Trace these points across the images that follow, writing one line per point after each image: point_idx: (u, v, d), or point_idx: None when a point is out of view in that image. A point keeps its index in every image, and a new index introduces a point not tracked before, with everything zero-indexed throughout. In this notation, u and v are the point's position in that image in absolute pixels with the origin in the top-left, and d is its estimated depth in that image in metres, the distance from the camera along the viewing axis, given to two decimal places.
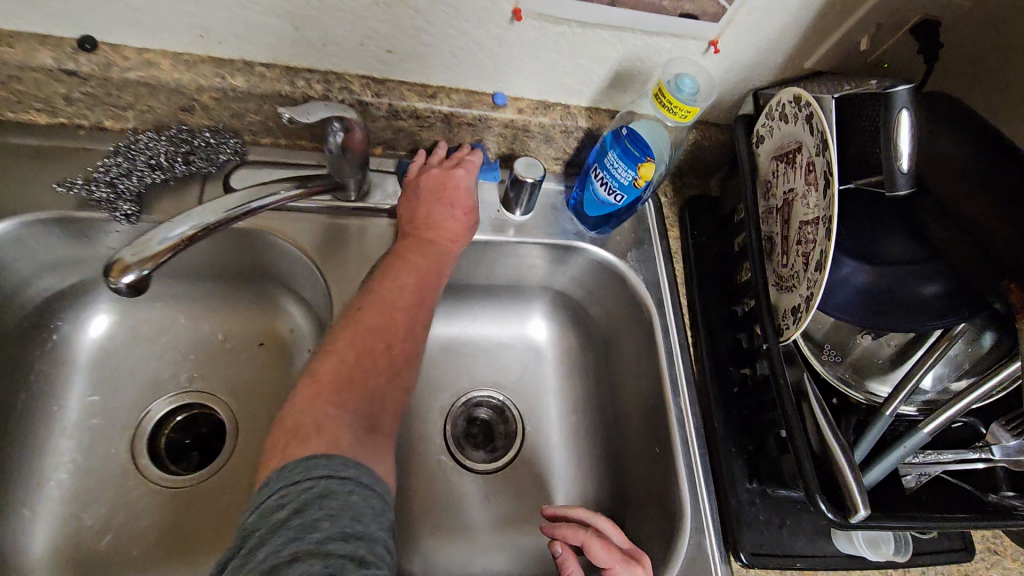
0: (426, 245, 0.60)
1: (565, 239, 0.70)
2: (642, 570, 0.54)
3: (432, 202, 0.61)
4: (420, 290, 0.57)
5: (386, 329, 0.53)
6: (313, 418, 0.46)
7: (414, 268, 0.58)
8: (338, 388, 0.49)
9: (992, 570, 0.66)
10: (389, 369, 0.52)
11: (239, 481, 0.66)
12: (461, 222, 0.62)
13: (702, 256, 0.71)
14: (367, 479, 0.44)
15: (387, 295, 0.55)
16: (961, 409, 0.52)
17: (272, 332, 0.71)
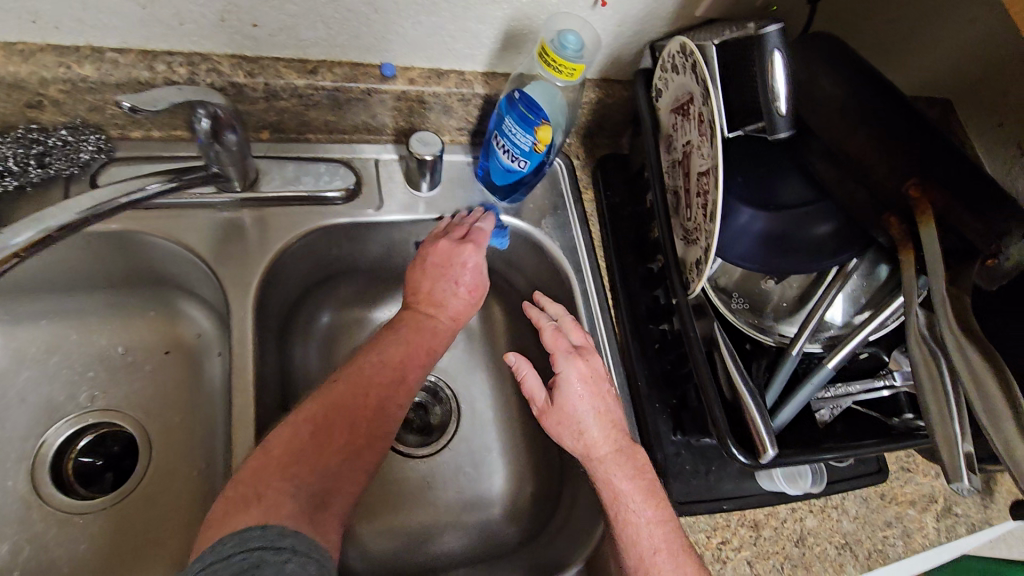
0: (421, 320, 0.60)
1: (477, 211, 0.68)
2: (582, 363, 0.58)
3: (432, 271, 0.62)
4: (403, 370, 0.55)
5: (358, 408, 0.51)
6: (259, 489, 0.45)
7: (399, 341, 0.57)
8: (293, 460, 0.47)
9: (905, 487, 0.71)
10: (350, 450, 0.50)
11: (157, 496, 0.62)
12: (464, 300, 0.62)
13: (616, 217, 0.71)
14: (303, 548, 0.42)
15: (367, 369, 0.54)
16: (859, 341, 0.54)
17: (176, 338, 0.67)
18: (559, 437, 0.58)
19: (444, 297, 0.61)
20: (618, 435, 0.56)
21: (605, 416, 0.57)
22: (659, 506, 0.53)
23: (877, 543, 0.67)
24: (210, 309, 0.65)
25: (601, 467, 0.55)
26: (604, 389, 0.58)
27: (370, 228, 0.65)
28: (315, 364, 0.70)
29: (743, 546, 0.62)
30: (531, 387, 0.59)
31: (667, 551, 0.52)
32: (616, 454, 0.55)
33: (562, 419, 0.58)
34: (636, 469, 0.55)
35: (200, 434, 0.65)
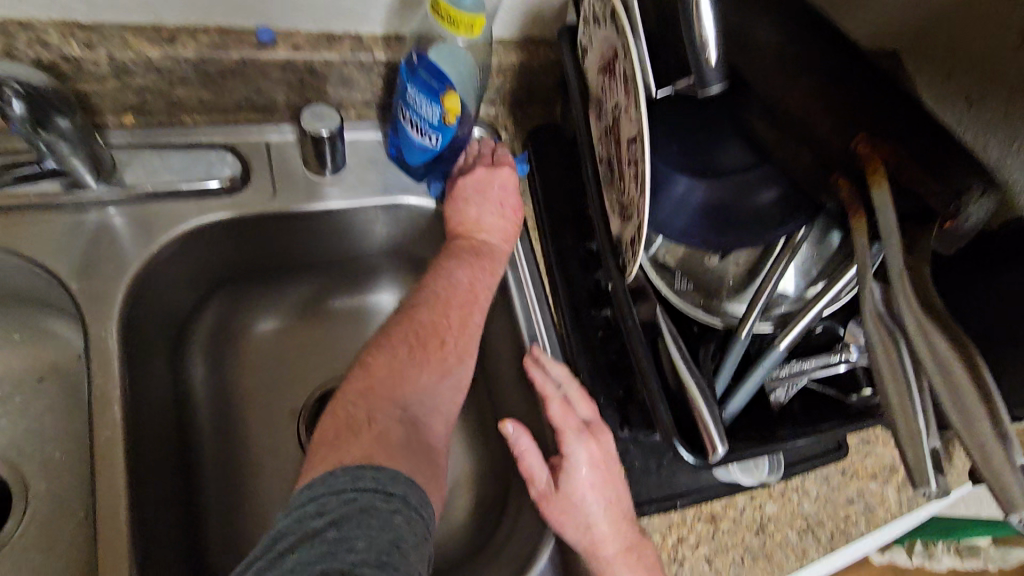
0: (478, 247, 0.57)
1: (391, 195, 0.60)
2: (595, 444, 0.53)
3: (472, 198, 0.57)
4: (477, 287, 0.54)
5: (443, 330, 0.51)
6: (365, 417, 0.43)
7: (463, 263, 0.55)
8: (394, 381, 0.47)
9: (866, 460, 0.68)
10: (440, 366, 0.50)
11: (35, 549, 0.54)
12: (510, 220, 0.58)
13: (550, 195, 0.64)
14: (413, 498, 0.39)
15: (440, 295, 0.53)
16: (813, 317, 0.49)
17: (52, 363, 0.58)
18: (563, 530, 0.52)
19: (492, 224, 0.57)
20: (631, 534, 0.51)
21: (617, 507, 0.51)
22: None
23: (839, 522, 0.64)
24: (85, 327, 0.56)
25: (608, 568, 0.50)
26: (617, 477, 0.52)
27: (267, 220, 0.57)
28: (219, 379, 0.61)
29: (700, 542, 0.58)
30: (531, 467, 0.53)
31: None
32: (626, 555, 0.50)
33: (567, 509, 0.52)
34: (646, 570, 0.50)
35: (84, 473, 0.56)
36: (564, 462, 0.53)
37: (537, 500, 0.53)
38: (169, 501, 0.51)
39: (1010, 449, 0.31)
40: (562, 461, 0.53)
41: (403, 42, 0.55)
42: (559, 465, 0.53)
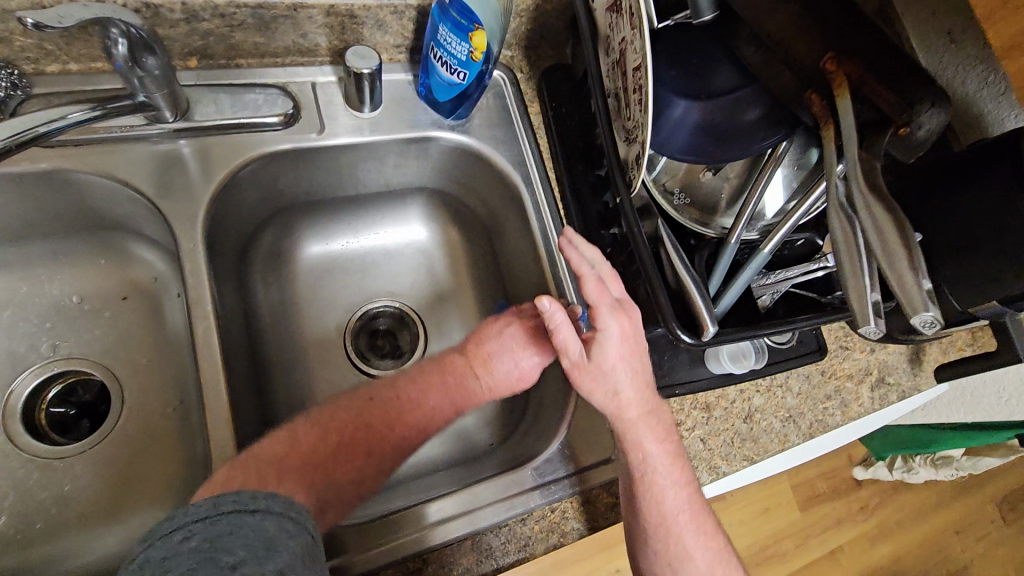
0: (467, 377, 0.60)
1: (422, 129, 0.67)
2: (625, 318, 0.55)
3: (502, 337, 0.62)
4: (433, 416, 0.58)
5: (381, 435, 0.54)
6: (276, 474, 0.48)
7: (442, 389, 0.59)
8: (311, 469, 0.50)
9: (844, 363, 0.77)
10: (358, 471, 0.52)
11: (133, 436, 0.64)
12: (513, 382, 0.62)
13: (562, 127, 0.71)
14: (277, 507, 0.42)
15: (404, 402, 0.57)
16: (792, 223, 0.57)
17: (132, 282, 0.66)
18: (590, 395, 0.56)
19: (494, 359, 0.61)
20: (650, 400, 0.57)
21: (640, 375, 0.56)
22: (682, 471, 0.58)
23: (817, 414, 0.73)
24: (160, 248, 0.64)
25: (632, 431, 0.56)
26: (643, 348, 0.56)
27: (314, 154, 0.64)
28: (276, 296, 0.70)
29: (696, 425, 0.67)
30: (565, 339, 0.54)
31: (686, 510, 0.57)
32: (647, 418, 0.56)
33: (597, 377, 0.54)
34: (664, 431, 0.57)
35: (167, 375, 0.65)
36: (597, 335, 0.54)
37: (567, 370, 0.55)
38: (245, 392, 0.60)
39: (920, 275, 0.40)
40: (594, 334, 0.54)
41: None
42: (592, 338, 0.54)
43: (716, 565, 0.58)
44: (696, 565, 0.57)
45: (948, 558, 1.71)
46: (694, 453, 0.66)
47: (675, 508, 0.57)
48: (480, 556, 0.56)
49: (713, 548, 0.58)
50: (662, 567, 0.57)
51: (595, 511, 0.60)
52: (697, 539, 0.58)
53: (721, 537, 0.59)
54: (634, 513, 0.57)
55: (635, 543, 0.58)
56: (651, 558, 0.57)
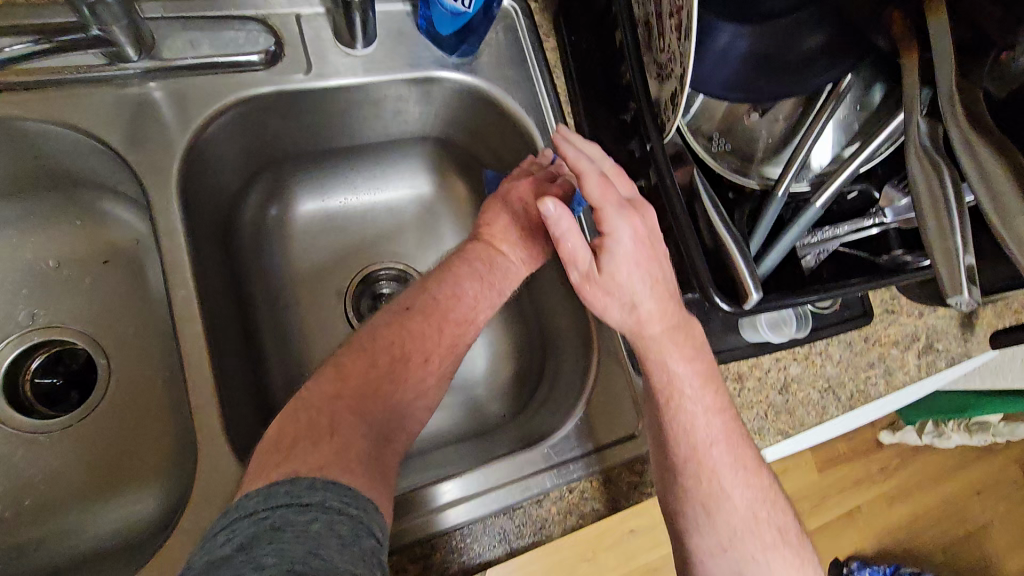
0: (495, 260, 0.56)
1: (424, 68, 0.59)
2: (637, 218, 0.48)
3: (520, 212, 0.57)
4: (477, 300, 0.53)
5: (430, 347, 0.49)
6: (326, 421, 0.43)
7: (476, 276, 0.54)
8: (366, 389, 0.45)
9: (889, 329, 0.70)
10: (411, 386, 0.48)
11: (122, 411, 0.59)
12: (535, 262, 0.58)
13: (581, 65, 0.63)
14: (334, 504, 0.37)
15: (441, 301, 0.51)
16: (851, 172, 0.49)
17: (112, 245, 0.61)
18: (604, 312, 0.50)
19: (522, 241, 0.57)
20: (676, 313, 0.50)
21: (661, 285, 0.49)
22: (716, 394, 0.52)
23: (859, 384, 0.67)
24: (138, 207, 0.59)
25: (655, 347, 0.51)
26: (660, 251, 0.49)
27: (302, 97, 0.57)
28: (269, 259, 0.65)
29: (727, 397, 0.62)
30: (571, 250, 0.47)
31: (722, 440, 0.52)
32: (673, 334, 0.51)
33: (610, 289, 0.48)
34: (692, 349, 0.52)
35: (155, 345, 0.61)
36: (605, 240, 0.47)
37: (577, 284, 0.49)
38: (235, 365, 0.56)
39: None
40: (602, 239, 0.48)
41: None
42: (600, 244, 0.47)
43: (757, 506, 0.52)
44: (734, 504, 0.52)
45: (967, 518, 1.68)
46: None
47: (709, 438, 0.52)
48: (494, 540, 0.52)
49: (753, 487, 0.52)
50: (693, 509, 0.51)
51: (617, 490, 0.56)
52: (735, 474, 0.52)
53: (763, 474, 0.53)
54: (661, 447, 0.53)
55: (660, 483, 0.53)
56: (681, 502, 0.52)
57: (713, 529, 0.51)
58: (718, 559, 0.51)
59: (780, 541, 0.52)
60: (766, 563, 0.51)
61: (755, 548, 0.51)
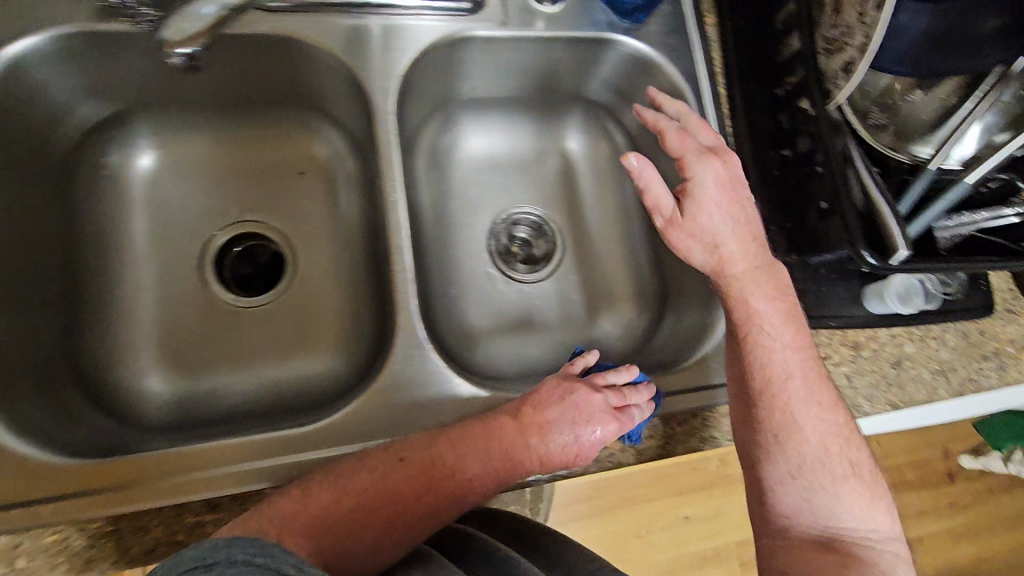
0: (520, 444, 0.51)
1: (598, 31, 0.66)
2: (715, 164, 0.61)
3: (556, 407, 0.53)
4: (478, 475, 0.51)
5: (406, 502, 0.49)
6: (277, 528, 0.45)
7: (486, 454, 0.51)
8: (316, 527, 0.46)
9: (1008, 327, 0.71)
10: (377, 533, 0.48)
11: (304, 300, 0.68)
12: (572, 458, 0.53)
13: (740, 38, 0.68)
14: (244, 554, 0.33)
15: (439, 463, 0.50)
16: (1003, 156, 0.51)
17: (311, 159, 0.71)
18: (687, 251, 0.62)
19: (553, 426, 0.52)
20: (753, 254, 0.61)
21: (740, 225, 0.61)
22: (796, 332, 0.59)
23: (972, 373, 0.69)
24: (342, 128, 0.69)
25: (736, 284, 0.60)
26: (740, 194, 0.61)
27: (489, 44, 0.65)
28: (433, 188, 0.74)
29: (842, 361, 0.66)
30: (656, 196, 0.61)
31: (799, 375, 0.58)
32: (751, 271, 0.60)
33: (691, 229, 0.61)
34: (773, 289, 0.60)
35: (339, 248, 0.70)
36: (686, 185, 0.61)
37: (663, 228, 0.62)
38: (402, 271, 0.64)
39: None
40: (684, 184, 0.62)
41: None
42: (683, 190, 0.61)
43: (830, 440, 0.58)
44: (807, 436, 0.58)
45: None
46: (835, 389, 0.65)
47: (785, 372, 0.59)
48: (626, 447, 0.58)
49: (828, 423, 0.58)
50: (766, 437, 0.58)
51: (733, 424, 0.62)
52: (809, 408, 0.58)
53: (840, 413, 0.58)
54: (737, 379, 0.60)
55: (736, 419, 0.60)
56: (755, 432, 0.58)
57: (786, 456, 0.58)
58: (788, 486, 0.58)
59: (850, 474, 0.58)
60: (835, 491, 0.57)
61: (826, 478, 0.57)
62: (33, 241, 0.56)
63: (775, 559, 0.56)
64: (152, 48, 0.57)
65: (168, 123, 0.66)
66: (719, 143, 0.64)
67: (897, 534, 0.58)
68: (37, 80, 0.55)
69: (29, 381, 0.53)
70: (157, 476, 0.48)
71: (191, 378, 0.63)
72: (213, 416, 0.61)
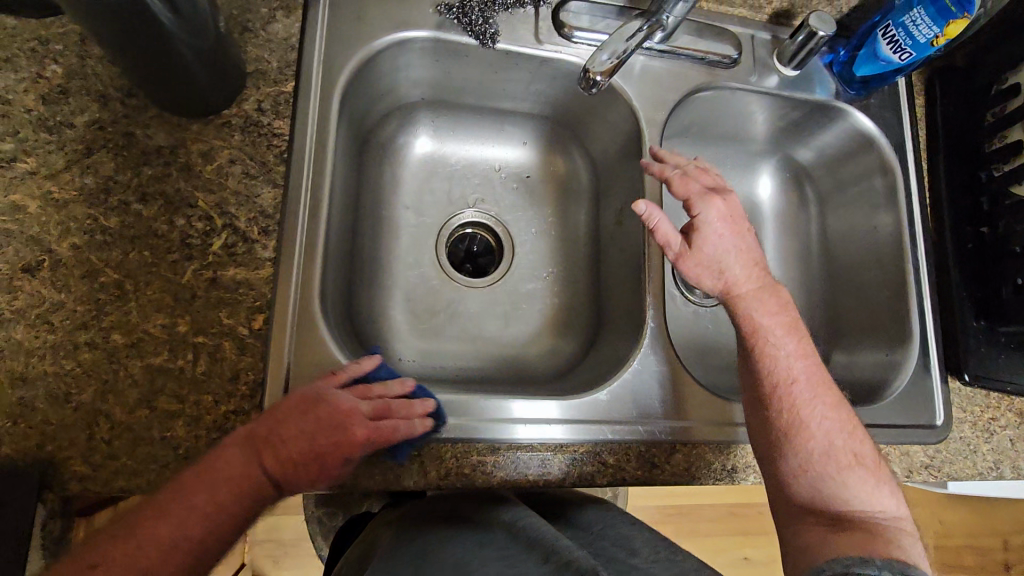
0: (207, 468, 0.44)
1: (826, 98, 0.75)
2: (718, 200, 0.62)
3: (298, 432, 0.47)
4: (218, 517, 0.43)
5: None
6: None
7: (172, 502, 0.42)
8: None
9: None
10: None
11: (520, 286, 0.77)
12: (339, 467, 0.49)
13: (948, 121, 0.76)
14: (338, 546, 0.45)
15: (152, 539, 0.40)
16: None
17: (541, 166, 0.80)
18: (698, 279, 0.62)
19: (275, 447, 0.46)
20: (756, 275, 0.62)
21: (743, 254, 0.62)
22: (798, 341, 0.61)
23: None
24: (580, 143, 0.78)
25: (744, 303, 0.61)
26: (743, 226, 0.62)
27: (733, 94, 0.74)
28: None
29: (1008, 426, 0.71)
30: (667, 232, 0.59)
31: (803, 379, 0.59)
32: (756, 291, 0.62)
33: (701, 261, 0.61)
34: (774, 305, 0.62)
35: (561, 248, 0.79)
36: (692, 222, 0.61)
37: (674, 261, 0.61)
38: (618, 274, 0.72)
39: None
40: (692, 221, 0.61)
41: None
42: (692, 226, 0.61)
43: (834, 434, 0.58)
44: (814, 431, 0.58)
45: None
46: (1002, 449, 0.70)
47: (790, 378, 0.59)
48: None
49: (832, 420, 0.58)
50: (778, 436, 0.57)
51: (910, 465, 0.67)
52: (813, 407, 0.59)
53: (842, 411, 0.59)
54: (753, 391, 0.60)
55: (751, 426, 0.60)
56: (767, 432, 0.58)
57: (797, 451, 0.57)
58: (801, 479, 0.57)
59: (855, 463, 0.57)
60: (843, 480, 0.56)
61: (833, 468, 0.56)
62: (345, 201, 0.66)
63: (798, 539, 0.55)
64: (475, 56, 0.67)
65: (440, 118, 0.76)
66: (717, 183, 0.65)
67: (908, 515, 0.57)
68: (380, 69, 0.65)
69: (336, 318, 0.61)
70: (464, 415, 0.56)
71: (429, 339, 0.71)
72: (447, 376, 0.70)
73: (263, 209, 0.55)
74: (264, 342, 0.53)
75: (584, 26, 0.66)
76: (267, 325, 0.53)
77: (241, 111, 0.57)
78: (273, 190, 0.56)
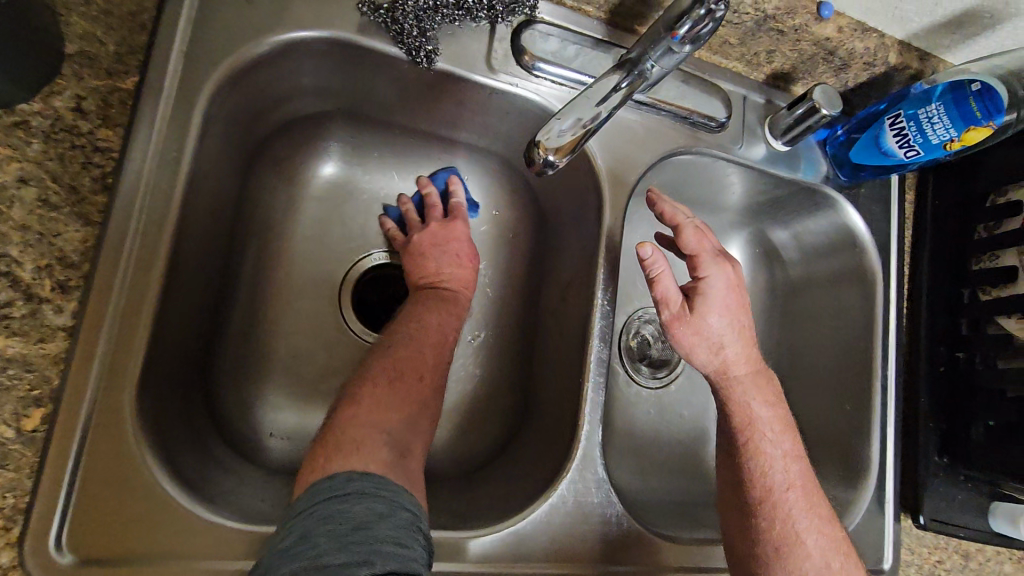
0: (435, 291, 0.56)
1: (815, 180, 0.65)
2: (729, 267, 0.55)
3: (430, 252, 0.58)
4: (450, 319, 0.54)
5: (422, 364, 0.49)
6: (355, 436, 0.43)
7: (427, 306, 0.54)
8: (381, 421, 0.44)
9: None
10: (421, 401, 0.48)
11: None
12: (467, 268, 0.59)
13: (937, 225, 0.68)
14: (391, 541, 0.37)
15: (412, 350, 0.50)
16: None
17: (482, 208, 0.66)
18: (691, 350, 0.54)
19: (444, 271, 0.57)
20: (754, 357, 0.55)
21: (745, 332, 0.54)
22: (794, 441, 0.54)
23: None
24: (531, 188, 0.65)
25: (738, 388, 0.54)
26: (747, 299, 0.55)
27: (717, 161, 0.63)
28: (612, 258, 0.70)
29: (953, 570, 0.65)
30: (666, 289, 0.52)
31: (800, 485, 0.52)
32: (752, 375, 0.55)
33: (698, 330, 0.53)
34: (772, 395, 0.55)
35: (493, 311, 0.65)
36: (697, 284, 0.54)
37: (667, 323, 0.53)
38: (556, 359, 0.60)
39: None
40: (695, 282, 0.54)
41: (939, 67, 0.61)
42: (695, 287, 0.54)
43: (830, 555, 0.50)
44: (809, 549, 0.50)
45: None
46: None
47: (785, 482, 0.52)
48: None
49: (826, 535, 0.51)
50: (765, 550, 0.50)
51: None
52: (811, 522, 0.51)
53: (837, 526, 0.52)
54: (738, 492, 0.53)
55: (731, 531, 0.52)
56: (753, 542, 0.51)
57: (787, 570, 0.49)
58: None
59: None
60: None
61: None
62: (211, 236, 0.50)
63: None
64: (410, 74, 0.52)
65: (361, 136, 0.61)
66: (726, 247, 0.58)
67: None
68: (274, 72, 0.49)
69: (172, 398, 0.45)
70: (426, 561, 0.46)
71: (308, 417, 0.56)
72: None
73: (62, 257, 0.38)
74: (38, 451, 0.37)
75: (549, 55, 0.53)
76: (44, 425, 0.37)
77: (48, 109, 0.39)
78: (84, 229, 0.39)
